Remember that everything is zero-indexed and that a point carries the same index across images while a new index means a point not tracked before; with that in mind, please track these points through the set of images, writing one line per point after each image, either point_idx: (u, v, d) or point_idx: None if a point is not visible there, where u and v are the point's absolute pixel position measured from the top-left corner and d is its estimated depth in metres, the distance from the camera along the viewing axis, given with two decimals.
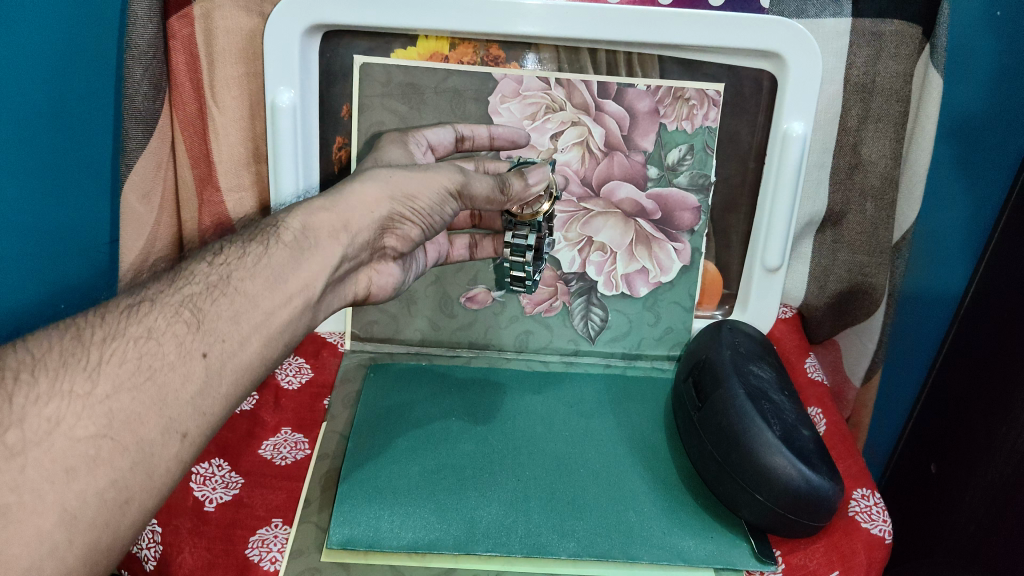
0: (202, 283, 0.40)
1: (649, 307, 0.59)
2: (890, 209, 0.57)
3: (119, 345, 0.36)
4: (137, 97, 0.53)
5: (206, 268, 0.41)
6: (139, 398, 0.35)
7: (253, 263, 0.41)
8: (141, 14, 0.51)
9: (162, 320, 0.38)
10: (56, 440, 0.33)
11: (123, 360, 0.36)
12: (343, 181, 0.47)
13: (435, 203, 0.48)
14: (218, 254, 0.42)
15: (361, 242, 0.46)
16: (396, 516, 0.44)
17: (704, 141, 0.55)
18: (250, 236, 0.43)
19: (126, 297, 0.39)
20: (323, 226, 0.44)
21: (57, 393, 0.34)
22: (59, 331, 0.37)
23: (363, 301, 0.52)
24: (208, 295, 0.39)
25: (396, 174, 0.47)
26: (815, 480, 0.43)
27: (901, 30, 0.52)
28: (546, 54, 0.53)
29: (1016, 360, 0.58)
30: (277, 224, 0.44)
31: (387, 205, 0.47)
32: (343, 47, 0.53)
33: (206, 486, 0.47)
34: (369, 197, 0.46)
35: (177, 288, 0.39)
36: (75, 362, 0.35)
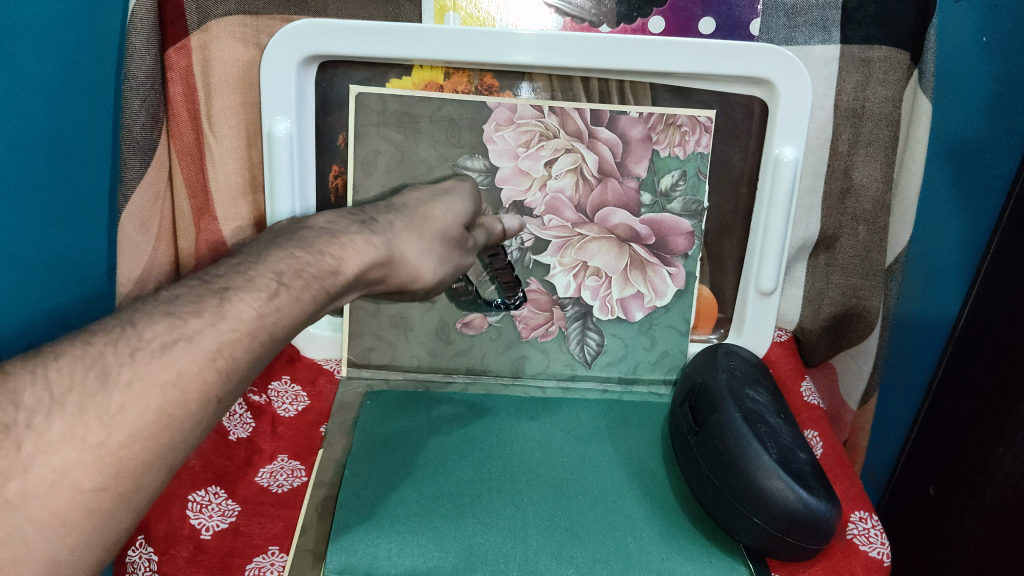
0: (245, 329, 0.34)
1: (644, 331, 0.59)
2: (882, 233, 0.58)
3: (144, 391, 0.31)
4: (135, 128, 0.52)
5: (253, 314, 0.35)
6: (153, 447, 0.31)
7: (292, 306, 0.36)
8: (139, 47, 0.51)
9: (193, 365, 0.33)
10: (58, 492, 0.29)
11: (145, 408, 0.31)
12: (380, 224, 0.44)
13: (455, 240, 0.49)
14: (270, 292, 0.36)
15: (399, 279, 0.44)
16: (393, 544, 0.44)
17: (697, 167, 0.55)
18: (306, 260, 0.39)
19: (160, 330, 0.33)
20: (373, 261, 0.41)
21: (71, 439, 0.30)
22: (83, 361, 0.32)
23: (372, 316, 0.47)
24: (247, 343, 0.34)
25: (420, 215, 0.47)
26: (813, 503, 0.43)
27: (889, 56, 0.53)
28: (539, 82, 0.54)
29: (1013, 380, 0.58)
30: (337, 262, 0.40)
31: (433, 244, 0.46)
32: (338, 77, 0.54)
33: (202, 513, 0.46)
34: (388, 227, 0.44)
35: (217, 328, 0.34)
36: (95, 408, 0.31)
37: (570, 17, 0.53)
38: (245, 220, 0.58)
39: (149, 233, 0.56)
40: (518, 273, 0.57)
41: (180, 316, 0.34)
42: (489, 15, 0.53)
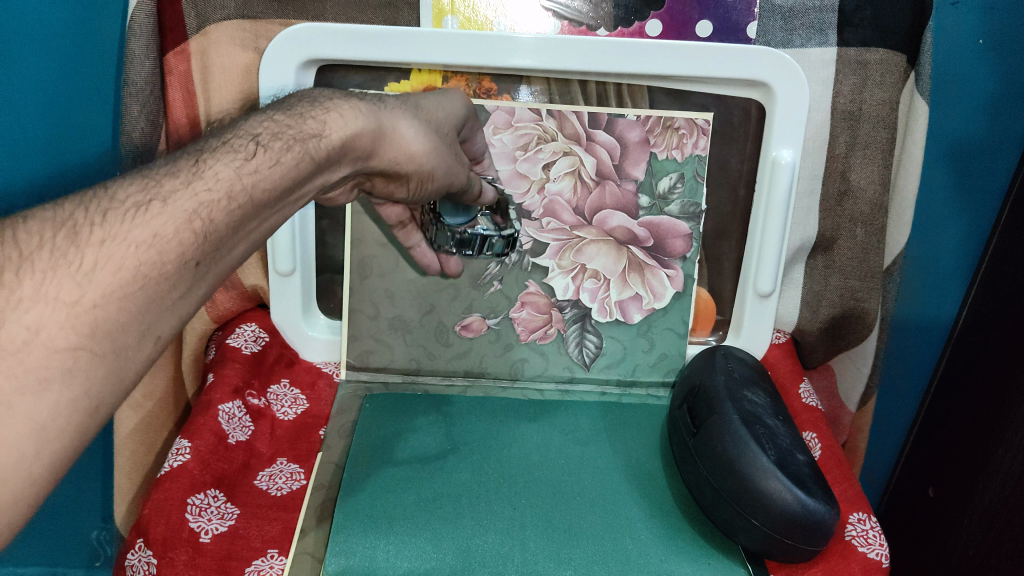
0: (223, 190, 0.33)
1: (643, 333, 0.59)
2: (879, 234, 0.58)
3: (117, 250, 0.29)
4: (135, 133, 0.54)
5: (231, 172, 0.33)
6: (127, 309, 0.28)
7: (269, 170, 0.35)
8: (138, 53, 0.52)
9: (172, 225, 0.30)
10: (34, 351, 0.26)
11: (120, 267, 0.29)
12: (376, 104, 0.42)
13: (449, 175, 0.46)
14: (251, 155, 0.34)
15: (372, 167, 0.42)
16: (392, 546, 0.44)
17: (694, 170, 0.56)
18: (286, 138, 0.36)
19: (133, 190, 0.31)
20: (355, 148, 0.39)
21: (42, 298, 0.27)
22: (52, 222, 0.29)
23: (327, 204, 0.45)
24: (224, 205, 0.32)
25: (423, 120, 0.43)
26: (811, 504, 0.43)
27: (886, 59, 0.53)
28: (537, 85, 0.55)
29: (1011, 381, 0.58)
30: (318, 133, 0.37)
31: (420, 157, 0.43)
32: (337, 80, 0.55)
33: (202, 517, 0.46)
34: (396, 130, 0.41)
35: (192, 189, 0.32)
36: (67, 267, 0.28)
37: (567, 21, 0.53)
38: None
39: None
40: (517, 275, 0.58)
41: (154, 176, 0.32)
42: (488, 19, 0.53)
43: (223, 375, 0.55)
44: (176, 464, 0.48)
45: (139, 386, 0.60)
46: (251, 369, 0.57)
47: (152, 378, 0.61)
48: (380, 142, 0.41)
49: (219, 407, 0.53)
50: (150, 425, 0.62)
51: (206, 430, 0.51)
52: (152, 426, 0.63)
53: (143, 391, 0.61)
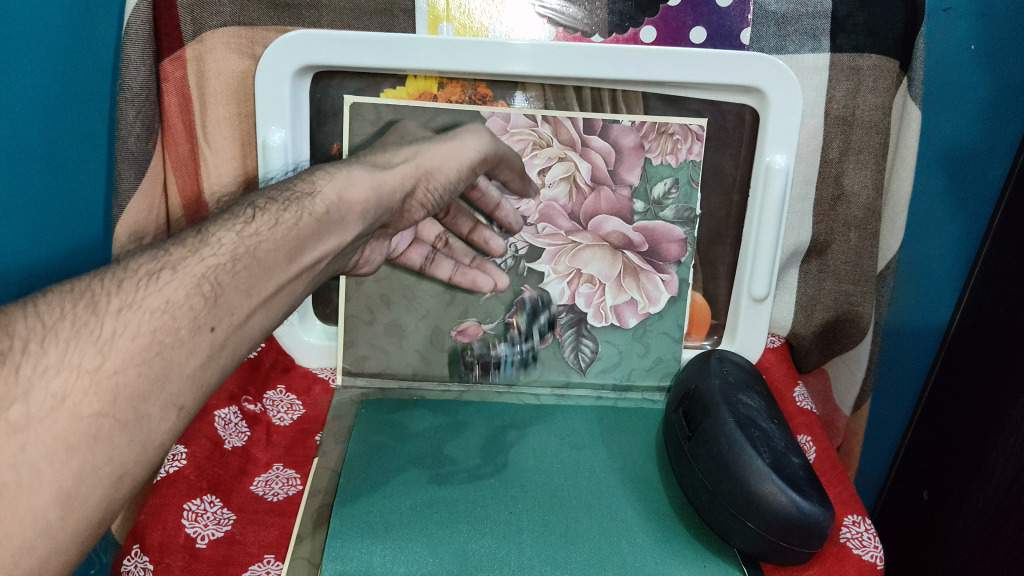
0: (229, 255, 0.38)
1: (638, 337, 0.59)
2: (873, 238, 0.58)
3: (134, 316, 0.34)
4: (130, 139, 0.53)
5: (233, 239, 0.39)
6: (145, 374, 0.33)
7: (267, 231, 0.40)
8: (134, 58, 0.52)
9: (182, 292, 0.36)
10: (59, 418, 0.31)
11: (137, 333, 0.34)
12: (367, 160, 0.50)
13: (453, 178, 0.53)
14: (250, 221, 0.40)
15: (378, 218, 0.48)
16: (388, 552, 0.45)
17: (689, 175, 0.56)
18: (282, 202, 0.42)
19: (145, 261, 0.37)
20: (352, 202, 0.45)
21: (67, 366, 0.32)
22: (73, 295, 0.35)
23: (348, 269, 0.54)
24: (230, 268, 0.38)
25: (421, 151, 0.52)
26: (805, 506, 0.43)
27: (878, 65, 0.54)
28: (532, 92, 0.55)
29: (1005, 385, 0.59)
30: (309, 194, 0.43)
31: (415, 180, 0.51)
32: (333, 87, 0.55)
33: (197, 522, 0.46)
34: (403, 171, 0.50)
35: (200, 257, 0.38)
36: (88, 334, 0.33)
37: (563, 27, 0.53)
38: None
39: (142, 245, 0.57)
40: (513, 280, 0.58)
41: (167, 250, 0.38)
42: (483, 25, 0.53)
43: (220, 381, 0.55)
44: (171, 470, 0.49)
45: None
46: (247, 376, 0.57)
47: None
48: (381, 192, 0.48)
49: (216, 413, 0.53)
50: None
51: (202, 436, 0.51)
52: None
53: None
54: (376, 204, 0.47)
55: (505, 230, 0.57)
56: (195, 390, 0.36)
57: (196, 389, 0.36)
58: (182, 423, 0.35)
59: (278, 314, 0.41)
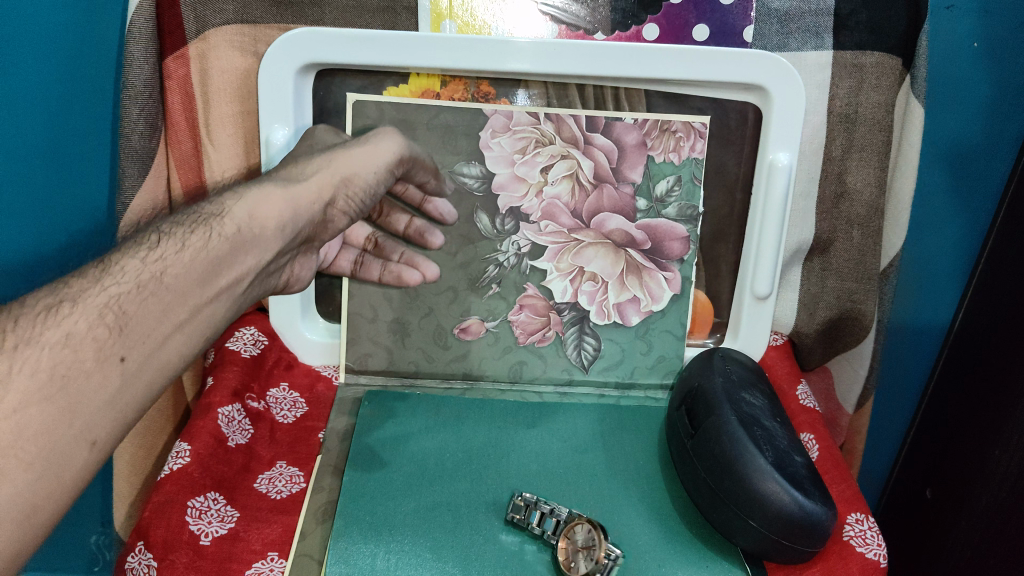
0: (133, 282, 0.35)
1: (641, 336, 0.59)
2: (876, 236, 0.58)
3: (32, 352, 0.31)
4: (134, 136, 0.54)
5: (138, 264, 0.36)
6: (50, 410, 0.31)
7: (175, 255, 0.37)
8: (138, 56, 0.52)
9: (83, 322, 0.33)
10: None
11: (37, 369, 0.31)
12: (286, 170, 0.46)
13: (369, 186, 0.49)
14: (155, 247, 0.37)
15: (298, 232, 0.44)
16: (392, 554, 0.45)
17: (691, 173, 0.56)
18: (189, 226, 0.39)
19: (44, 296, 0.34)
20: (266, 218, 0.41)
21: None
22: None
23: (279, 291, 0.49)
24: (136, 295, 0.35)
25: (337, 157, 0.47)
26: (809, 505, 0.43)
27: (881, 62, 0.54)
28: (535, 89, 0.55)
29: (1008, 384, 0.59)
30: (219, 214, 0.40)
31: (332, 188, 0.46)
32: (336, 85, 0.55)
33: (201, 519, 0.46)
34: (321, 181, 0.45)
35: (102, 286, 0.34)
36: None
37: (565, 25, 0.53)
38: None
39: None
40: (515, 278, 0.58)
41: (66, 281, 0.35)
42: (486, 23, 0.53)
43: (222, 378, 0.55)
44: (175, 467, 0.48)
45: None
46: (250, 373, 0.57)
47: None
48: (296, 205, 0.43)
49: (219, 409, 0.53)
50: (147, 431, 0.62)
51: (205, 432, 0.51)
52: (151, 430, 0.62)
53: None
54: (292, 219, 0.43)
55: (507, 228, 0.56)
56: (109, 422, 0.33)
57: (110, 421, 0.33)
58: (95, 458, 0.33)
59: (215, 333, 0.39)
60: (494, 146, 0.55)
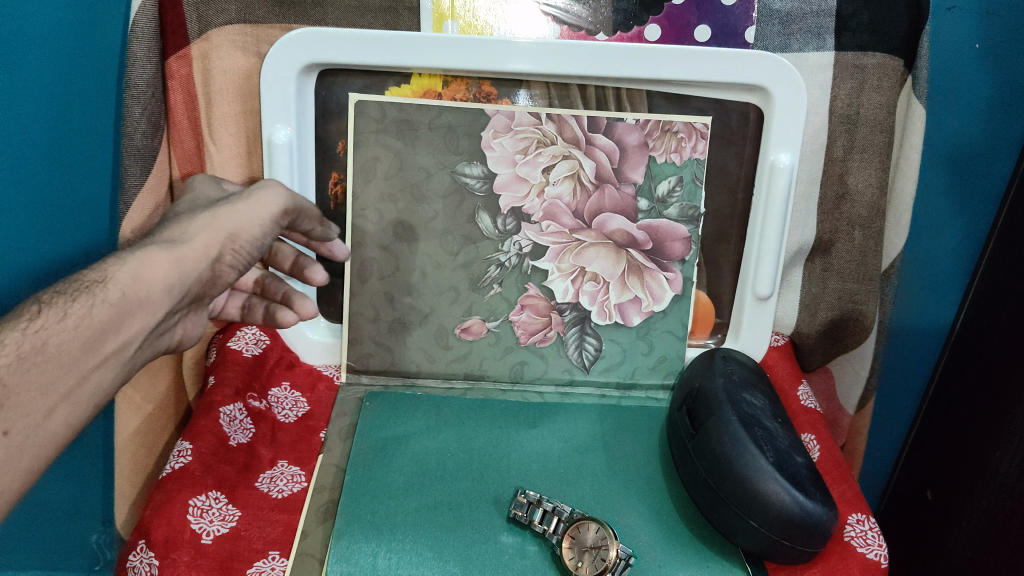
0: (14, 355, 0.34)
1: (642, 336, 0.59)
2: (877, 237, 0.58)
3: None
4: (136, 135, 0.53)
5: (19, 335, 0.34)
6: None
7: (56, 324, 0.35)
8: (140, 56, 0.52)
9: None
10: None
11: None
12: (167, 227, 0.41)
13: (258, 238, 0.44)
14: (35, 317, 0.35)
15: (186, 292, 0.41)
16: (393, 553, 0.45)
17: (693, 173, 0.56)
18: (70, 292, 0.36)
19: None
20: (151, 282, 0.38)
21: None
22: None
23: (169, 351, 0.46)
24: (20, 367, 0.34)
25: (223, 209, 0.43)
26: (809, 505, 0.43)
27: (883, 63, 0.54)
28: (537, 90, 0.55)
29: (1010, 386, 0.59)
30: (102, 280, 0.37)
31: (219, 245, 0.42)
32: (337, 85, 0.55)
33: (203, 518, 0.46)
34: (207, 237, 0.41)
35: None
36: None
37: (567, 25, 0.53)
38: None
39: None
40: (517, 278, 0.58)
41: None
42: (488, 23, 0.53)
43: (224, 377, 0.55)
44: (177, 466, 0.48)
45: (138, 387, 0.61)
46: (251, 373, 0.57)
47: (151, 381, 0.61)
48: (183, 266, 0.40)
49: (221, 409, 0.53)
50: (148, 429, 0.62)
51: (207, 432, 0.51)
52: (153, 428, 0.63)
53: (142, 393, 0.61)
54: (179, 281, 0.40)
55: (509, 228, 0.56)
56: None
57: None
58: None
59: (111, 385, 0.39)
60: (495, 146, 0.55)
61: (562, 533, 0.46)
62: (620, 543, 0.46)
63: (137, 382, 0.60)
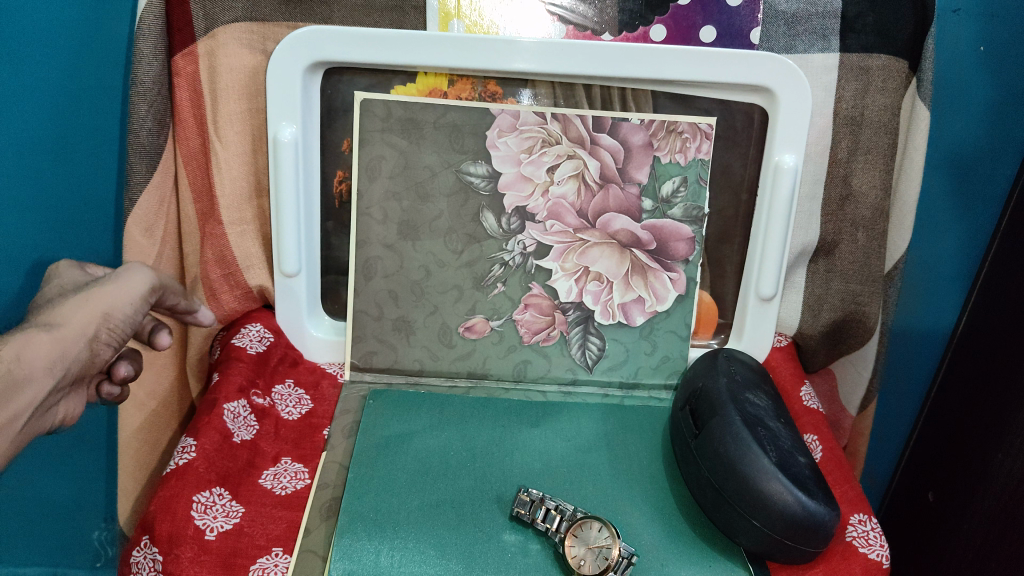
0: None
1: (646, 336, 0.59)
2: (880, 239, 0.58)
3: None
4: (143, 132, 0.54)
5: None
6: None
7: None
8: (147, 52, 0.53)
9: None
10: None
11: None
12: (42, 315, 0.41)
13: (130, 316, 0.43)
14: None
15: (66, 373, 0.41)
16: (396, 551, 0.45)
17: (697, 174, 0.56)
18: None
19: None
20: (31, 362, 0.39)
21: None
22: None
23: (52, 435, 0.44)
24: None
25: (91, 290, 0.42)
26: (812, 506, 0.43)
27: (888, 65, 0.54)
28: (542, 89, 0.55)
29: (1012, 388, 0.59)
30: None
31: (93, 326, 0.42)
32: (343, 83, 0.55)
33: (207, 514, 0.46)
34: (80, 319, 0.41)
35: None
36: None
37: (573, 25, 0.53)
38: (249, 225, 0.58)
39: (154, 237, 0.58)
40: (520, 277, 0.58)
41: None
42: (493, 23, 0.53)
43: (228, 374, 0.55)
44: (181, 461, 0.48)
45: (142, 383, 0.61)
46: (255, 369, 0.57)
47: (156, 377, 0.61)
48: (62, 349, 0.40)
49: (224, 405, 0.53)
50: (152, 425, 0.63)
51: (212, 428, 0.51)
52: (156, 425, 0.63)
53: (146, 389, 0.61)
54: (60, 361, 0.40)
55: (513, 227, 0.57)
56: None
57: None
58: None
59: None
60: (499, 145, 0.55)
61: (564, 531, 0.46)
62: (623, 542, 0.46)
63: (142, 377, 0.61)
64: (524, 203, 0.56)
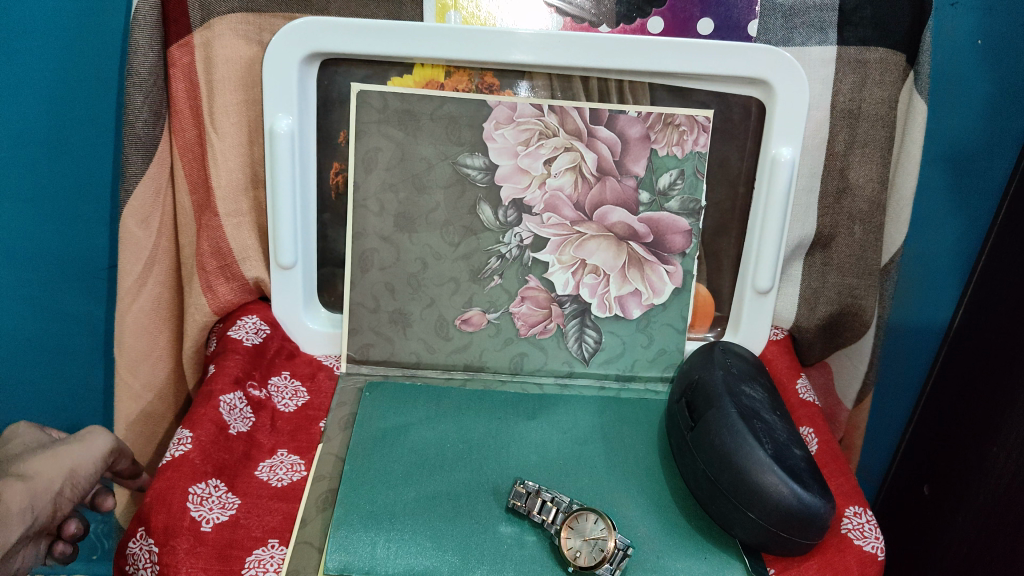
0: None
1: (642, 328, 0.59)
2: (877, 232, 0.58)
3: None
4: (138, 123, 0.54)
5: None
6: None
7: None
8: (143, 43, 0.52)
9: None
10: None
11: None
12: (14, 467, 0.50)
13: (94, 474, 0.53)
14: None
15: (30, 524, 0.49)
16: (392, 542, 0.45)
17: (694, 166, 0.56)
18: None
19: None
20: (13, 501, 0.48)
21: None
22: None
23: None
24: None
25: (62, 450, 0.52)
26: (807, 498, 0.44)
27: (885, 58, 0.54)
28: (539, 81, 0.55)
29: (1008, 382, 0.59)
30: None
31: (60, 479, 0.51)
32: (340, 74, 0.55)
33: (203, 505, 0.46)
34: (50, 474, 0.50)
35: None
36: None
37: (570, 17, 0.53)
38: (245, 216, 0.58)
39: (150, 229, 0.58)
40: (517, 270, 0.58)
41: None
42: (490, 15, 0.53)
43: (224, 365, 0.55)
44: (177, 454, 0.48)
45: (137, 374, 0.61)
46: (252, 361, 0.57)
47: (151, 368, 0.61)
48: (35, 494, 0.49)
49: (221, 397, 0.52)
50: (147, 418, 0.63)
51: (207, 420, 0.51)
52: (152, 416, 0.63)
53: (142, 381, 0.61)
54: (31, 507, 0.49)
55: (510, 220, 0.56)
56: None
57: None
58: None
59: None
60: (496, 139, 0.55)
61: (561, 523, 0.46)
62: (619, 534, 0.46)
63: (137, 369, 0.60)
64: (521, 195, 0.56)
